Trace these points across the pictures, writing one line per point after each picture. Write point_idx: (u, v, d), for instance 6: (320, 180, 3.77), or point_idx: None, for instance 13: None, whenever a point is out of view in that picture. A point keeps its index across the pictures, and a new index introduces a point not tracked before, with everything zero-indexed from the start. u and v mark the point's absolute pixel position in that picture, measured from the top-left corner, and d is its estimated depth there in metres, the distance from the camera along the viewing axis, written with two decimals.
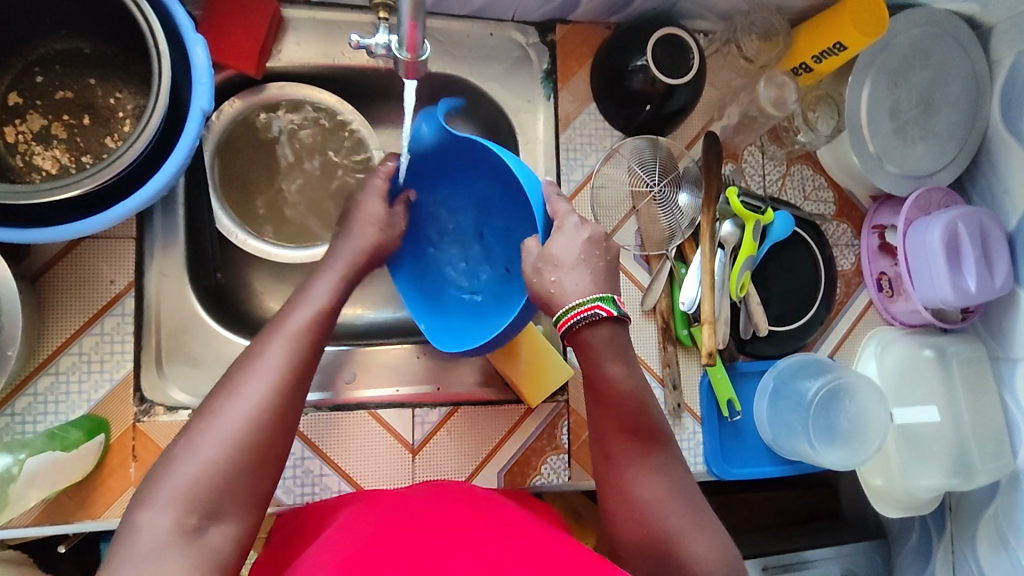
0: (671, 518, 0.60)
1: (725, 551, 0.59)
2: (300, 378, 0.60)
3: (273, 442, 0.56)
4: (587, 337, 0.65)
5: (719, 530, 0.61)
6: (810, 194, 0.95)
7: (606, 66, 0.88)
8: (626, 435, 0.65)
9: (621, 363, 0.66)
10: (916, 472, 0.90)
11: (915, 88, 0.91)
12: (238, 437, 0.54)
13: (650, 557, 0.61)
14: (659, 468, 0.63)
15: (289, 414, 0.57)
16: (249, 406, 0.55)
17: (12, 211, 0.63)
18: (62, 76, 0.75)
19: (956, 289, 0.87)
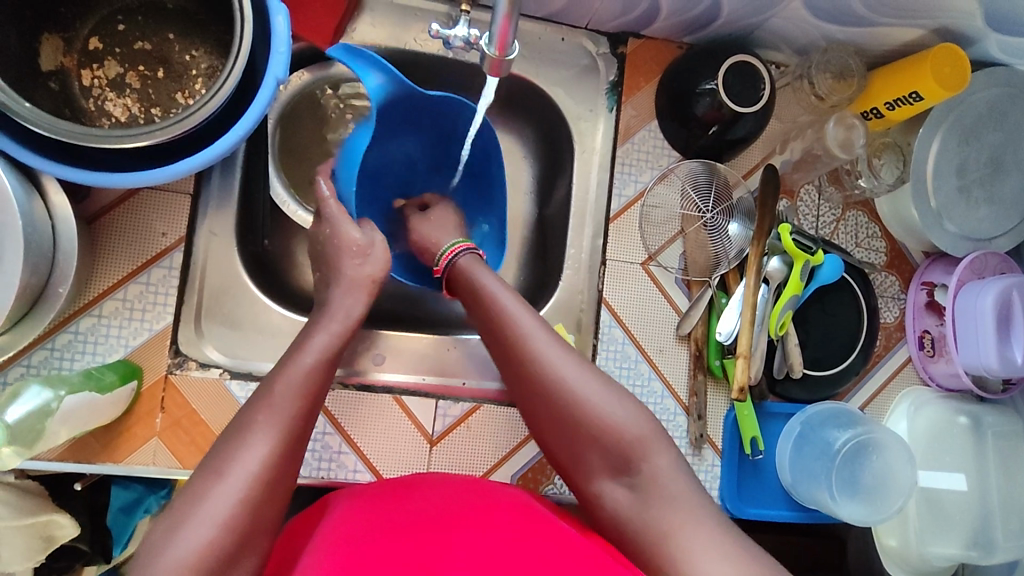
0: (589, 396, 0.67)
1: (645, 418, 0.66)
2: (316, 389, 0.63)
3: (286, 459, 0.58)
4: (461, 266, 0.76)
5: (636, 400, 0.68)
6: (862, 242, 0.93)
7: (673, 86, 0.87)
8: (512, 342, 0.70)
9: (495, 280, 0.74)
10: (935, 540, 0.87)
11: (987, 149, 0.88)
12: (259, 454, 0.56)
13: (581, 442, 0.66)
14: (569, 354, 0.69)
15: (277, 480, 0.57)
16: (237, 483, 0.54)
17: (82, 151, 0.63)
18: (143, 27, 0.76)
19: (1002, 359, 0.84)
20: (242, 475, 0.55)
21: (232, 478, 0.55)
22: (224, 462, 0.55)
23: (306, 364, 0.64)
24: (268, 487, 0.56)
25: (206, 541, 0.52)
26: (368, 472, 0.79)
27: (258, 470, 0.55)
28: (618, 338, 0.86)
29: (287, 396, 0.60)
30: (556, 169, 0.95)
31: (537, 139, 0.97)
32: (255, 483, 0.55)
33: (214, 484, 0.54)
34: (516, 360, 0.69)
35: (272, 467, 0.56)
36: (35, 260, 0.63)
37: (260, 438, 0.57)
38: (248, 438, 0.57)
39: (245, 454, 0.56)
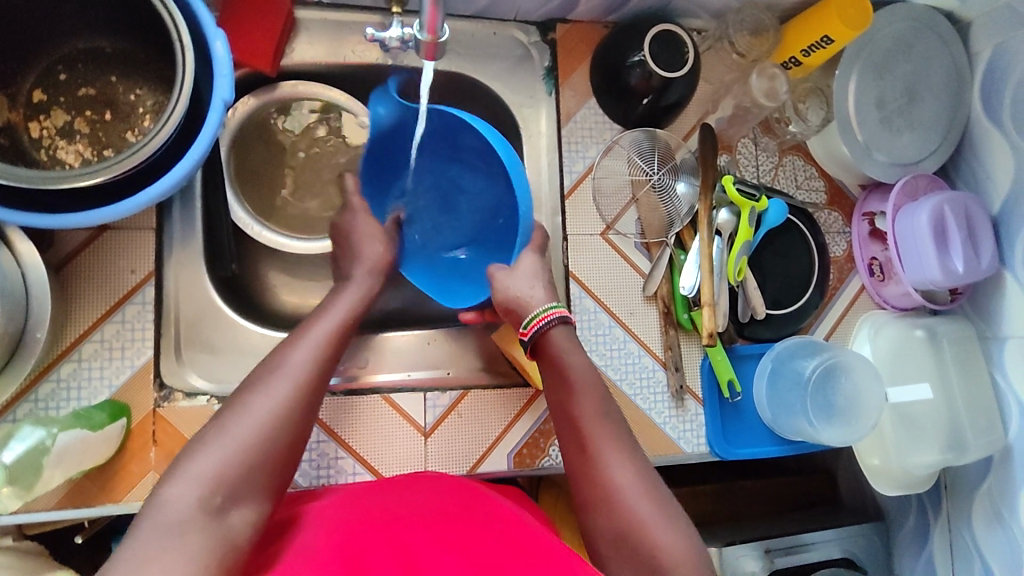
0: (641, 512, 0.64)
1: (693, 548, 0.63)
2: (342, 342, 0.70)
3: (318, 395, 0.63)
4: (551, 335, 0.76)
5: (686, 526, 0.65)
6: (802, 183, 0.98)
7: (605, 63, 0.92)
8: (587, 424, 0.70)
9: (584, 356, 0.75)
10: (912, 450, 0.93)
11: (900, 80, 0.95)
12: (289, 383, 0.61)
13: (620, 547, 0.64)
14: (635, 465, 0.68)
15: (312, 406, 0.62)
16: (267, 408, 0.59)
17: (32, 197, 0.64)
18: (86, 74, 0.77)
19: (945, 270, 0.90)
20: (284, 388, 0.61)
21: (274, 391, 0.60)
22: (253, 392, 0.60)
23: (326, 319, 0.70)
24: (297, 418, 0.60)
25: (228, 461, 0.54)
26: (367, 473, 0.81)
27: (287, 398, 0.60)
28: (589, 307, 0.90)
29: (319, 343, 0.67)
30: None
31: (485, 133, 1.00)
32: (286, 409, 0.59)
33: (241, 408, 0.58)
34: (583, 449, 0.69)
35: (304, 399, 0.61)
36: (9, 308, 0.63)
37: (294, 367, 0.63)
38: (280, 368, 0.62)
39: (275, 384, 0.61)
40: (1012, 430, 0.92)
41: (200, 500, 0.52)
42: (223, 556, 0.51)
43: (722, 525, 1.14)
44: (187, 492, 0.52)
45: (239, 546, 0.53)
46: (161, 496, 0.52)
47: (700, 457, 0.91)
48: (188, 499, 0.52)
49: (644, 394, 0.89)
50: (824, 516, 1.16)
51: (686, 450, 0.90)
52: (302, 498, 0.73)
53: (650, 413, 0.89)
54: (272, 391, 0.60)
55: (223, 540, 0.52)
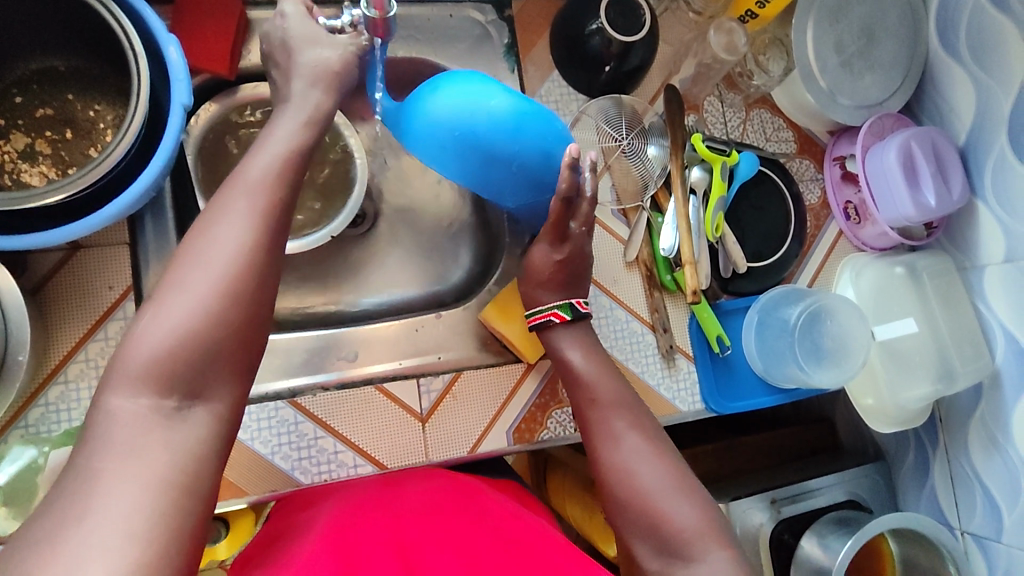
0: (651, 484, 0.65)
1: (707, 514, 0.64)
2: (291, 180, 0.57)
3: (265, 251, 0.53)
4: (551, 332, 0.78)
5: (696, 491, 0.66)
6: (771, 135, 0.99)
7: (564, 33, 0.91)
8: (595, 405, 0.73)
9: (580, 349, 0.77)
10: (904, 386, 0.95)
11: (856, 22, 0.96)
12: (228, 245, 0.52)
13: (633, 520, 0.65)
14: (642, 440, 0.69)
15: (261, 271, 0.53)
16: (204, 279, 0.50)
17: None
18: (41, 94, 0.76)
19: (917, 205, 0.92)
20: (225, 248, 0.52)
21: (210, 260, 0.51)
22: (188, 259, 0.51)
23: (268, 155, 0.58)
24: (243, 279, 0.51)
25: (172, 351, 0.48)
26: (368, 464, 0.81)
27: (227, 264, 0.51)
28: None
29: (259, 182, 0.55)
30: None
31: None
32: (225, 278, 0.51)
33: (184, 278, 0.50)
34: (591, 426, 0.72)
35: (246, 259, 0.52)
36: None
37: (231, 222, 0.53)
38: (214, 224, 0.53)
39: (210, 248, 0.51)
40: (999, 355, 0.93)
41: (151, 402, 0.46)
42: (196, 451, 0.47)
43: (727, 481, 1.16)
44: (133, 391, 0.46)
45: (209, 439, 0.48)
46: (107, 404, 0.46)
47: (697, 415, 0.92)
48: (139, 402, 0.46)
49: (636, 358, 0.90)
50: (826, 461, 1.17)
51: (683, 409, 0.91)
52: (299, 500, 0.74)
53: (644, 376, 0.90)
54: (207, 260, 0.51)
55: (195, 439, 0.47)
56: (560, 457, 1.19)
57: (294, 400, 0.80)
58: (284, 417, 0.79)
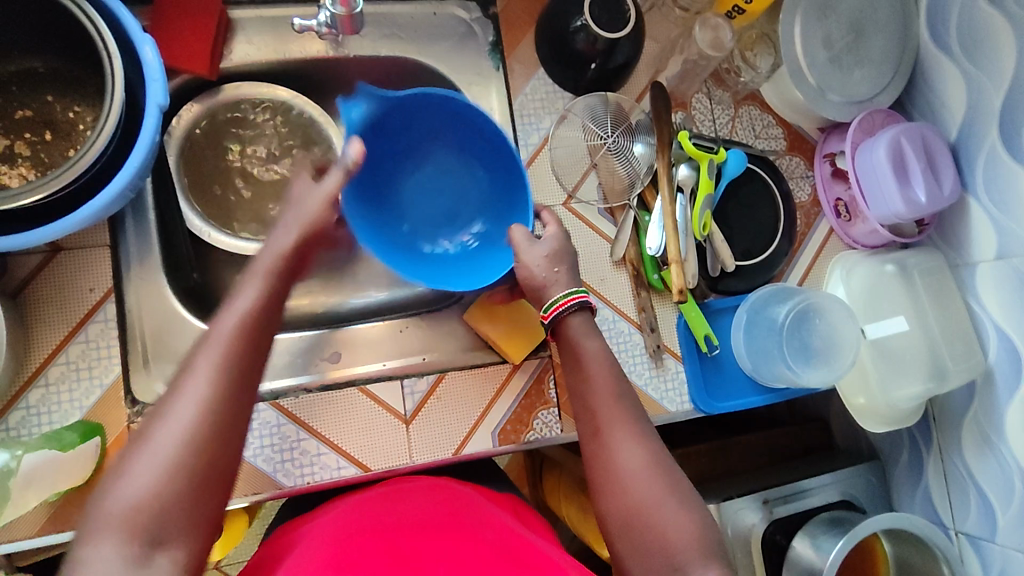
0: (644, 494, 0.61)
1: (702, 528, 0.60)
2: (264, 335, 0.57)
3: (237, 380, 0.53)
4: (572, 318, 0.71)
5: (698, 507, 0.61)
6: (761, 132, 0.98)
7: (548, 31, 0.90)
8: (609, 401, 0.67)
9: (599, 338, 0.70)
10: (895, 385, 0.94)
11: (845, 17, 0.95)
12: (198, 393, 0.51)
13: (630, 532, 0.61)
14: (642, 445, 0.64)
15: (230, 427, 0.52)
16: (172, 436, 0.49)
17: None
18: (21, 96, 0.76)
19: (908, 202, 0.90)
20: (199, 390, 0.51)
21: (157, 445, 0.49)
22: (153, 426, 0.50)
23: (239, 309, 0.57)
24: (216, 426, 0.51)
25: (144, 495, 0.47)
26: (351, 466, 0.80)
27: (198, 415, 0.51)
28: None
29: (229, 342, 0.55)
30: None
31: None
32: (194, 439, 0.50)
33: (157, 424, 0.50)
34: (600, 422, 0.65)
35: (217, 415, 0.51)
36: None
37: (200, 379, 0.52)
38: (176, 400, 0.51)
39: (177, 417, 0.50)
40: (991, 353, 0.92)
41: (122, 551, 0.46)
42: None
43: (720, 481, 1.15)
44: (104, 543, 0.46)
45: None
46: (80, 557, 0.46)
47: (686, 415, 0.91)
48: (108, 553, 0.46)
49: (623, 358, 0.89)
50: (819, 461, 1.16)
51: (671, 409, 0.90)
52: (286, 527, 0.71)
53: (631, 376, 0.89)
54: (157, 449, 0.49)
55: None
56: (552, 458, 1.18)
57: (276, 401, 0.79)
58: (266, 419, 0.79)
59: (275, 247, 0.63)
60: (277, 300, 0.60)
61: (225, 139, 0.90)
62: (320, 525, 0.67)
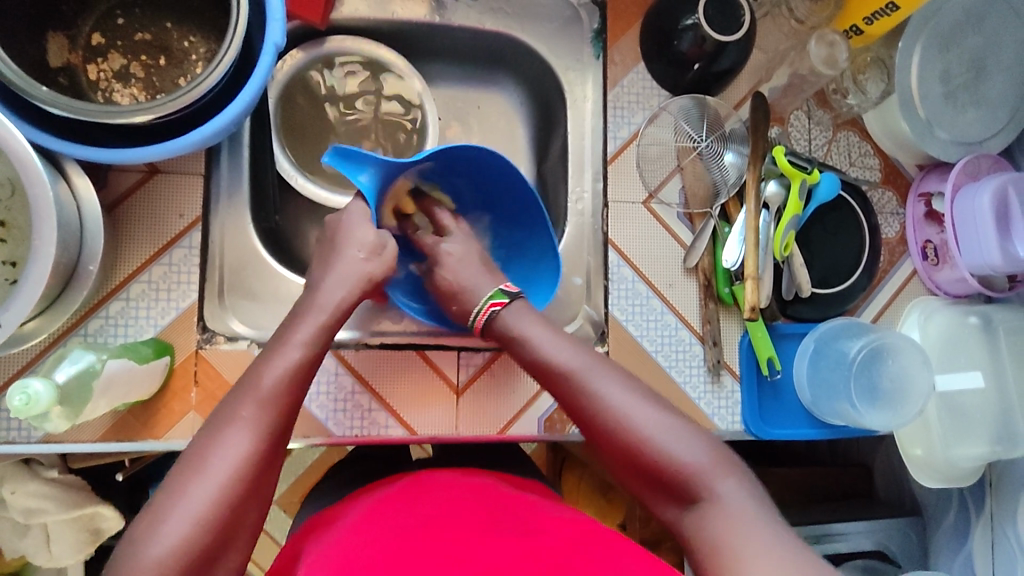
0: (647, 424, 0.65)
1: (706, 445, 0.64)
2: (298, 390, 0.63)
3: (270, 452, 0.59)
4: (496, 324, 0.75)
5: (696, 428, 0.65)
6: (856, 160, 0.95)
7: (656, 25, 0.88)
8: (563, 374, 0.69)
9: (538, 325, 0.73)
10: (959, 442, 0.90)
11: (968, 52, 0.90)
12: (241, 446, 0.57)
13: (643, 474, 0.64)
14: (624, 386, 0.67)
15: (261, 475, 0.58)
16: (217, 477, 0.55)
17: (70, 125, 0.65)
18: (141, 19, 0.77)
19: (1005, 254, 0.86)
20: (244, 440, 0.57)
21: (213, 472, 0.55)
22: (204, 458, 0.56)
23: (285, 364, 0.63)
24: (247, 487, 0.56)
25: (186, 534, 0.52)
26: (399, 427, 0.81)
27: (240, 464, 0.56)
28: (614, 261, 0.89)
29: (269, 394, 0.61)
30: (550, 124, 0.96)
31: (527, 96, 0.99)
32: (234, 481, 0.56)
33: (196, 478, 0.55)
34: (571, 391, 0.68)
35: (256, 463, 0.57)
36: (65, 240, 0.64)
37: (242, 431, 0.58)
38: (220, 443, 0.57)
39: (218, 464, 0.56)
40: None
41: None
42: None
43: None
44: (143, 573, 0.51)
45: None
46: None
47: (735, 436, 0.89)
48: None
49: (680, 367, 0.88)
50: (858, 507, 1.13)
51: (720, 427, 0.89)
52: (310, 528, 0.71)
53: (686, 387, 0.88)
54: (207, 477, 0.55)
55: None
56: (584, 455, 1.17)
57: (338, 350, 0.81)
58: (325, 365, 0.81)
59: (335, 285, 0.72)
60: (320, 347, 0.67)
61: (321, 92, 0.92)
62: (349, 525, 0.66)
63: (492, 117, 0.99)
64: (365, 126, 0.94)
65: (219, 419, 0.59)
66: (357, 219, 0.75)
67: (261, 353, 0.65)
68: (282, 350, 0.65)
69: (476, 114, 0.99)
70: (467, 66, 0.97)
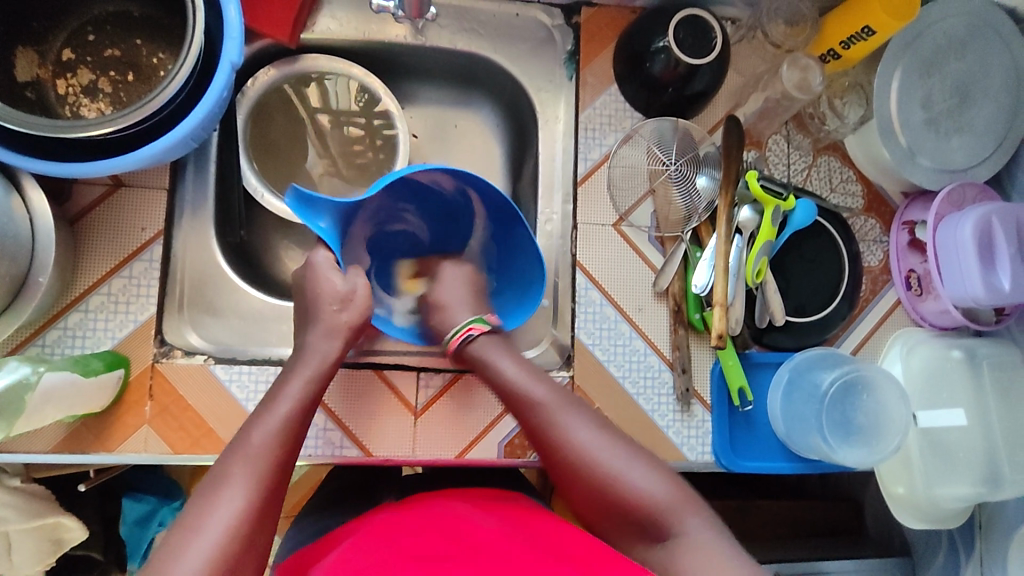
0: (613, 460, 0.65)
1: (671, 482, 0.64)
2: (290, 444, 0.64)
3: (267, 502, 0.59)
4: (468, 351, 0.77)
5: (662, 466, 0.66)
6: (837, 186, 0.92)
7: (628, 48, 0.87)
8: (536, 415, 0.70)
9: (513, 359, 0.75)
10: (941, 481, 0.86)
11: (952, 78, 0.87)
12: (237, 501, 0.57)
13: (609, 510, 0.64)
14: (593, 423, 0.68)
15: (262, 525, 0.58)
16: (216, 532, 0.55)
17: (42, 144, 0.66)
18: (112, 36, 0.78)
19: (988, 287, 0.83)
20: (240, 495, 0.58)
21: (211, 527, 0.55)
22: (200, 515, 0.56)
23: (280, 412, 0.66)
24: (246, 542, 0.56)
25: None
26: (355, 448, 0.80)
27: (237, 517, 0.56)
28: (581, 284, 0.87)
29: (261, 448, 0.62)
30: (524, 143, 0.96)
31: (503, 116, 0.98)
32: (234, 534, 0.55)
33: (193, 535, 0.55)
34: (538, 427, 0.69)
35: (254, 515, 0.57)
36: (12, 252, 0.65)
37: (237, 485, 0.58)
38: (218, 499, 0.57)
39: (217, 519, 0.56)
40: None
41: None
42: None
43: None
44: None
45: None
46: None
47: (705, 467, 0.86)
48: None
49: (648, 394, 0.86)
50: (845, 546, 1.08)
51: (690, 458, 0.86)
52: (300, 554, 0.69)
53: (653, 415, 0.85)
54: (207, 533, 0.55)
55: None
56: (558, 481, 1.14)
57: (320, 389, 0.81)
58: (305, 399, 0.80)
59: None
60: (308, 400, 0.69)
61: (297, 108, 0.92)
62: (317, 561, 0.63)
63: (469, 136, 0.99)
64: (356, 138, 0.94)
65: (219, 477, 0.59)
66: (328, 269, 0.76)
67: (254, 413, 0.66)
68: (273, 408, 0.66)
69: (452, 133, 0.98)
70: (443, 86, 0.97)
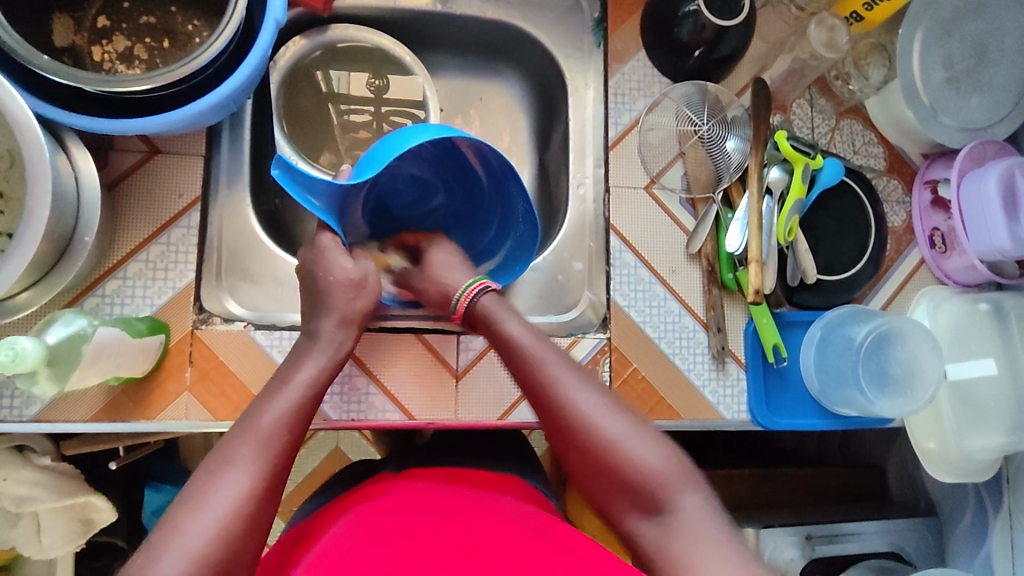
0: (611, 432, 0.62)
1: (671, 454, 0.61)
2: (298, 429, 0.62)
3: (273, 484, 0.57)
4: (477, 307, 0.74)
5: (663, 438, 0.63)
6: (860, 148, 0.94)
7: (655, 12, 0.88)
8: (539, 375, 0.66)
9: (519, 320, 0.71)
10: (973, 432, 0.88)
11: (970, 38, 0.90)
12: (242, 481, 0.55)
13: (604, 476, 0.61)
14: (595, 388, 0.65)
15: (264, 511, 0.56)
16: (216, 513, 0.53)
17: (81, 100, 0.66)
18: (147, 3, 0.78)
19: (1015, 238, 0.84)
20: (242, 477, 0.56)
21: (214, 504, 0.53)
22: (204, 492, 0.54)
23: (292, 395, 0.64)
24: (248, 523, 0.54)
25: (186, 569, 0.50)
26: (397, 411, 0.80)
27: (237, 501, 0.54)
28: (615, 247, 0.88)
29: (269, 430, 0.60)
30: (552, 112, 0.96)
31: (530, 87, 0.99)
32: (234, 515, 0.53)
33: (195, 513, 0.53)
34: (540, 383, 0.66)
35: (256, 498, 0.55)
36: (59, 210, 0.64)
37: (242, 467, 0.56)
38: (219, 479, 0.55)
39: (219, 498, 0.54)
40: None
41: None
42: None
43: (760, 509, 1.09)
44: None
45: None
46: None
47: (741, 426, 0.87)
48: None
49: (683, 354, 0.87)
50: (872, 508, 1.09)
51: (726, 417, 0.86)
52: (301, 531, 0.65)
53: (689, 374, 0.86)
54: (209, 510, 0.53)
55: None
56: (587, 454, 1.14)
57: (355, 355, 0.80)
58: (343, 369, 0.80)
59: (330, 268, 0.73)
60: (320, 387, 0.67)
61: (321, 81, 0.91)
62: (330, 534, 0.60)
63: (495, 107, 0.99)
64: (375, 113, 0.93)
65: (219, 457, 0.57)
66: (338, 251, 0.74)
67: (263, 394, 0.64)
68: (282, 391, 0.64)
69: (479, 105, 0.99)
70: (470, 57, 0.98)
